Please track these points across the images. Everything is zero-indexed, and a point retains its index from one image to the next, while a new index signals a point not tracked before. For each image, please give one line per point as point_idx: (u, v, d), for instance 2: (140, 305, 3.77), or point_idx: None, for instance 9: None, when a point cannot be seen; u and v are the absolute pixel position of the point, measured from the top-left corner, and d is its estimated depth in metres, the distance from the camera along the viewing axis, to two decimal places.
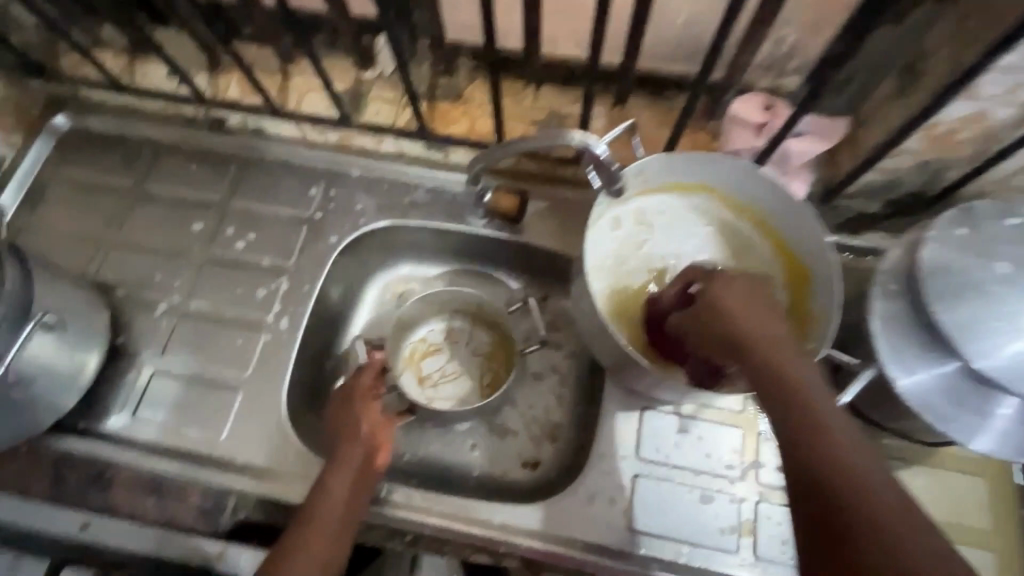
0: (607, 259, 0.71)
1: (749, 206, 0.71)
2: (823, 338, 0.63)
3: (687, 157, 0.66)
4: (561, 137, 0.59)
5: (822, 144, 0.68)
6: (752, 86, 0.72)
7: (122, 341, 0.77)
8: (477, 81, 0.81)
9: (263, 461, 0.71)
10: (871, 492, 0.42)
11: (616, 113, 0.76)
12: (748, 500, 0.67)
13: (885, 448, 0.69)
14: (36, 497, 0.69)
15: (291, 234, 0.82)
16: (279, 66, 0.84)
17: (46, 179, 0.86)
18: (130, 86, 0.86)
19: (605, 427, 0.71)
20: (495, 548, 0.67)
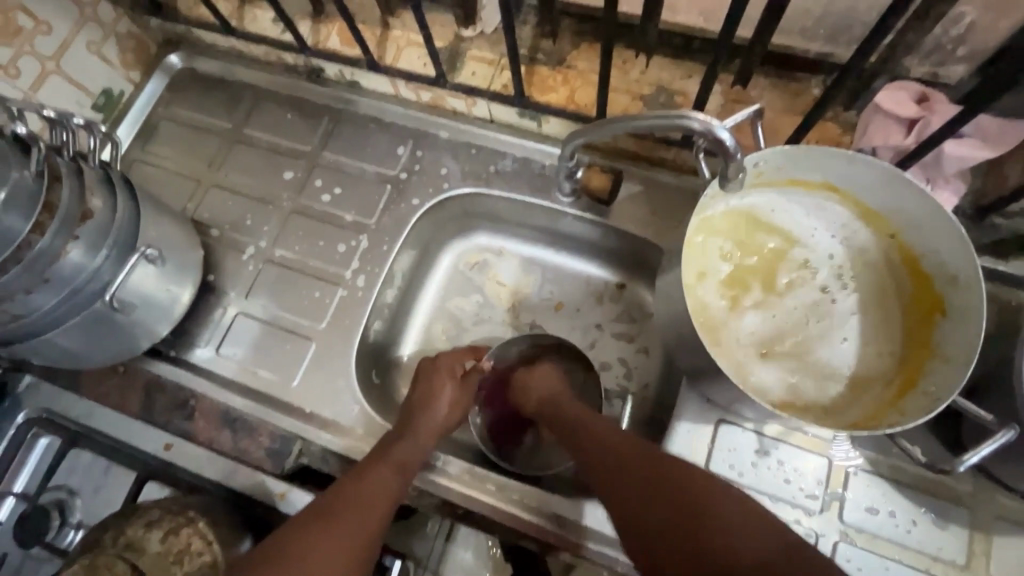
0: (707, 259, 0.64)
1: (879, 215, 0.63)
2: (950, 382, 0.55)
3: (817, 152, 0.58)
4: (680, 118, 0.51)
5: (990, 150, 0.57)
6: (906, 74, 0.61)
7: (212, 279, 0.81)
8: (583, 47, 0.75)
9: (329, 412, 0.73)
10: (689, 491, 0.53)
11: (735, 93, 0.68)
12: (825, 538, 0.61)
13: (1000, 509, 0.60)
14: (129, 416, 0.74)
15: (375, 192, 0.82)
16: (379, 17, 0.81)
17: (158, 116, 0.90)
18: (238, 28, 0.85)
19: (676, 433, 0.66)
20: (543, 537, 0.66)
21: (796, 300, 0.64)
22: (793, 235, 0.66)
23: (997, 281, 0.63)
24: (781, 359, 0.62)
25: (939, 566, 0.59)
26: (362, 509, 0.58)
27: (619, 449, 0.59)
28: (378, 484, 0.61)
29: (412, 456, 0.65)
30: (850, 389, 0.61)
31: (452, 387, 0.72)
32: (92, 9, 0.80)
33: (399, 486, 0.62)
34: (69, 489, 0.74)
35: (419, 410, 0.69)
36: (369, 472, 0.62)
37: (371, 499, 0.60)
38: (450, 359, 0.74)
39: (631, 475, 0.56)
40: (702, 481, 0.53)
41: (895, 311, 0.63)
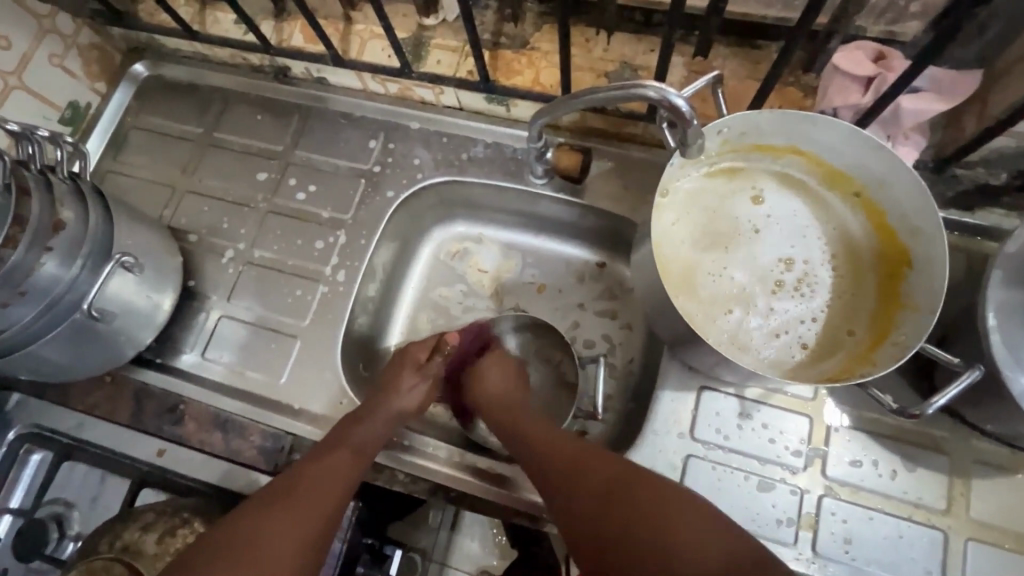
0: (683, 229, 0.65)
1: (843, 174, 0.64)
2: (919, 330, 0.56)
3: (778, 114, 0.59)
4: (636, 88, 0.52)
5: (946, 102, 0.58)
6: (861, 34, 0.62)
7: (193, 284, 0.81)
8: (545, 28, 0.76)
9: (319, 407, 0.74)
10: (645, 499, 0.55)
11: (697, 64, 0.69)
12: (810, 493, 0.62)
13: (976, 452, 0.62)
14: (119, 426, 0.75)
15: (350, 188, 0.82)
16: (341, 11, 0.80)
17: (128, 125, 0.90)
18: (201, 32, 0.85)
19: (660, 402, 0.67)
20: (536, 514, 0.68)
21: (771, 264, 0.64)
22: (765, 200, 0.66)
23: (964, 232, 0.64)
24: (758, 324, 0.63)
25: (920, 513, 0.61)
26: (317, 494, 0.58)
27: (573, 459, 0.59)
28: (333, 469, 0.61)
29: (368, 441, 0.64)
30: (826, 350, 0.62)
31: (412, 377, 0.71)
32: (51, 21, 0.80)
33: (354, 469, 0.62)
34: (65, 501, 0.75)
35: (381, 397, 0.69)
36: (325, 458, 0.62)
37: (326, 484, 0.60)
38: (417, 350, 0.74)
39: (595, 490, 0.56)
40: (662, 488, 0.54)
41: (866, 271, 0.64)
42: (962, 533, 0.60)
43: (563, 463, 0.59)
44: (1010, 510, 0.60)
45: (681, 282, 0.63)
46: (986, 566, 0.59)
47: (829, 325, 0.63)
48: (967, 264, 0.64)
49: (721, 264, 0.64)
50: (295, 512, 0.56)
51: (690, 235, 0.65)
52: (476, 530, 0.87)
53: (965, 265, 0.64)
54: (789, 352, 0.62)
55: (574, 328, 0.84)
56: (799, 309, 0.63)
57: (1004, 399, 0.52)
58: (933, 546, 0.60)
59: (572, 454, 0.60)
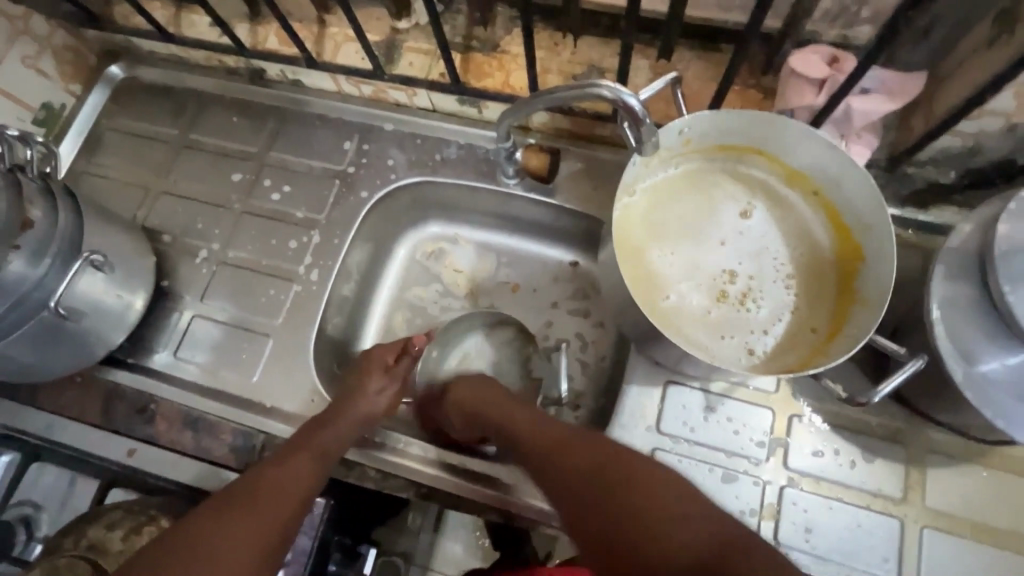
0: (649, 228, 0.66)
1: (800, 174, 0.66)
2: (866, 324, 0.58)
3: (734, 116, 0.61)
4: (593, 87, 0.54)
5: (894, 102, 0.60)
6: (816, 38, 0.64)
7: (167, 284, 0.81)
8: (515, 32, 0.77)
9: (291, 406, 0.74)
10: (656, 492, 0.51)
11: (661, 67, 0.71)
12: (773, 484, 0.64)
13: (932, 442, 0.64)
14: (90, 426, 0.74)
15: (324, 188, 0.83)
16: (315, 15, 0.82)
17: (103, 127, 0.90)
18: (175, 34, 0.85)
19: (628, 396, 0.68)
20: (504, 509, 0.68)
21: (735, 262, 0.66)
22: (731, 199, 0.68)
23: (915, 228, 0.67)
24: (718, 321, 0.65)
25: (879, 502, 0.63)
26: (279, 495, 0.58)
27: (570, 447, 0.58)
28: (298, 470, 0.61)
29: (335, 442, 0.65)
30: (782, 346, 0.64)
31: (381, 379, 0.72)
32: (24, 22, 0.80)
33: (318, 471, 0.62)
34: (34, 503, 0.74)
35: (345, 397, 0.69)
36: (288, 460, 0.61)
37: (288, 486, 0.59)
38: (383, 352, 0.74)
39: (585, 481, 0.54)
40: (647, 477, 0.52)
41: (827, 268, 0.66)
42: (918, 521, 0.62)
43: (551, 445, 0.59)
44: (965, 498, 0.62)
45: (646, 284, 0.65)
46: (942, 553, 0.61)
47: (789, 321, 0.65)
48: (921, 260, 0.66)
49: (686, 262, 0.66)
50: (256, 512, 0.56)
51: (657, 235, 0.66)
52: (458, 533, 0.91)
53: (919, 261, 0.66)
54: (748, 345, 0.64)
55: (547, 327, 0.85)
56: (759, 306, 0.65)
57: (951, 388, 0.54)
58: (891, 534, 0.61)
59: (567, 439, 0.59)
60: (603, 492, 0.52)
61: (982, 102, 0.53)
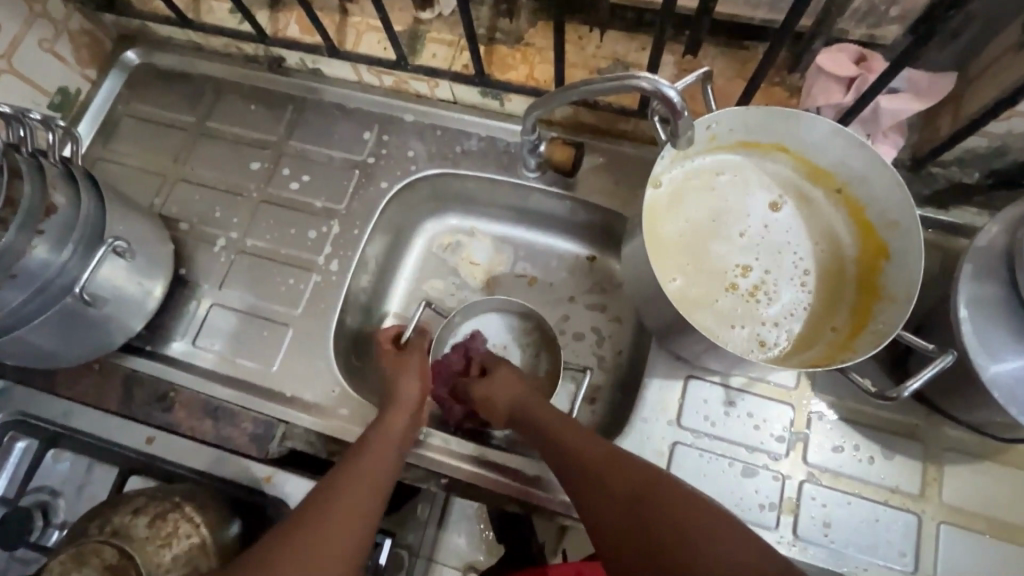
0: (673, 222, 0.66)
1: (825, 172, 0.66)
2: (895, 319, 0.59)
3: (765, 111, 0.61)
4: (630, 80, 0.54)
5: (922, 102, 0.61)
6: (843, 36, 0.65)
7: (184, 272, 0.81)
8: (539, 25, 0.77)
9: (312, 395, 0.74)
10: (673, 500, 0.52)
11: (687, 62, 0.71)
12: (792, 478, 0.64)
13: (949, 439, 0.65)
14: (108, 412, 0.74)
15: (344, 179, 0.83)
16: (337, 4, 0.81)
17: (118, 113, 0.89)
18: (195, 20, 0.84)
19: (648, 390, 0.69)
20: (526, 498, 0.69)
21: (759, 258, 0.66)
22: (756, 195, 0.68)
23: (939, 228, 0.67)
24: (737, 316, 0.65)
25: (895, 497, 0.63)
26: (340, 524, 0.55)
27: (603, 461, 0.57)
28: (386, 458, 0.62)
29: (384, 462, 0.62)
30: (801, 342, 0.65)
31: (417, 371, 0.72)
32: (42, 5, 0.79)
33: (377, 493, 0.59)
34: (51, 489, 0.74)
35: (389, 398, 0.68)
36: (343, 483, 0.59)
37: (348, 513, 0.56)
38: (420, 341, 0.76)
39: (606, 489, 0.55)
40: (665, 487, 0.53)
41: (850, 266, 0.67)
42: (934, 517, 0.63)
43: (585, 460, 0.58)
44: (979, 494, 0.63)
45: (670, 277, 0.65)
46: (957, 548, 0.62)
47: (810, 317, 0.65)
48: (942, 259, 0.66)
49: (710, 258, 0.66)
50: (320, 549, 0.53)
51: (681, 229, 0.66)
52: (462, 524, 0.88)
53: (940, 260, 0.66)
54: (765, 340, 0.64)
55: (564, 320, 0.85)
56: (780, 303, 0.65)
57: (975, 386, 0.55)
58: (908, 529, 0.62)
59: (581, 441, 0.60)
60: (615, 496, 0.54)
61: (1013, 103, 0.53)
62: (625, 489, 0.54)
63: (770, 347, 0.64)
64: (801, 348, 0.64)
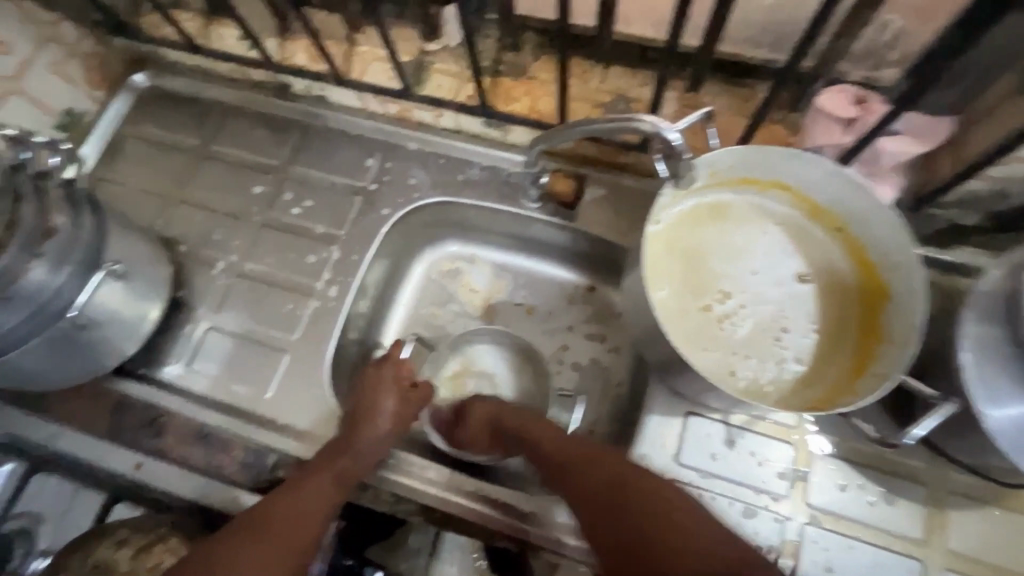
0: (670, 239, 0.67)
1: (826, 211, 0.66)
2: (897, 363, 0.58)
3: (765, 151, 0.61)
4: (633, 121, 0.54)
5: (922, 145, 0.61)
6: (842, 78, 0.66)
7: (182, 294, 0.81)
8: (543, 58, 0.78)
9: (306, 424, 0.73)
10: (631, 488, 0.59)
11: (689, 99, 0.72)
12: (794, 521, 0.63)
13: (953, 484, 0.63)
14: (98, 437, 0.73)
15: (345, 205, 0.83)
16: (345, 34, 0.82)
17: (123, 134, 0.90)
18: (204, 46, 0.86)
19: (648, 425, 0.68)
20: (521, 536, 0.67)
21: (750, 297, 0.66)
22: (760, 240, 0.68)
23: (938, 268, 0.67)
24: (706, 337, 0.64)
25: (899, 542, 0.62)
26: (296, 517, 0.60)
27: (594, 462, 0.62)
28: (316, 497, 0.62)
29: (352, 468, 0.65)
30: (772, 381, 0.64)
31: (392, 386, 0.70)
32: (53, 29, 0.80)
33: (337, 495, 0.63)
34: (33, 515, 0.72)
35: (364, 417, 0.67)
36: (309, 483, 0.62)
37: (308, 508, 0.61)
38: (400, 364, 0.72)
39: (617, 517, 0.58)
40: (675, 507, 0.57)
41: (848, 317, 0.66)
42: (938, 563, 0.61)
43: (609, 489, 0.59)
44: (985, 541, 0.62)
45: (660, 288, 0.65)
46: None
47: (790, 362, 0.64)
48: (941, 299, 0.66)
49: (695, 284, 0.66)
50: (277, 536, 0.58)
51: (675, 249, 0.66)
52: (456, 557, 0.74)
53: (939, 300, 0.66)
54: (733, 365, 0.64)
55: (562, 351, 0.85)
56: (755, 337, 0.65)
57: (977, 431, 0.54)
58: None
59: (612, 467, 0.61)
60: (619, 497, 0.58)
61: (1011, 149, 0.54)
62: (640, 502, 0.57)
63: (743, 383, 0.63)
64: (801, 390, 0.63)
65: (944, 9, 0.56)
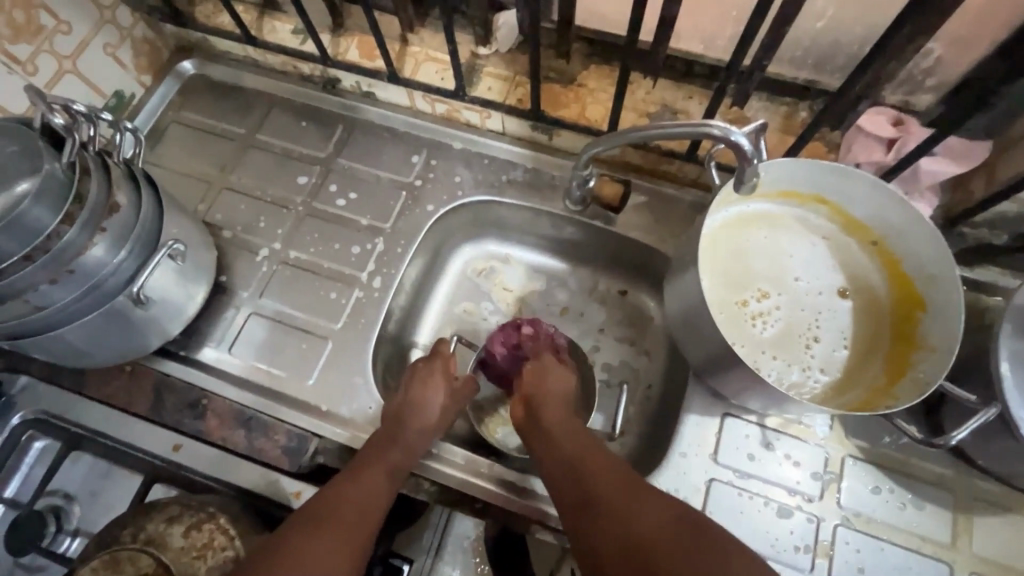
0: (717, 236, 0.70)
1: (863, 225, 0.70)
2: (936, 369, 0.61)
3: (812, 165, 0.64)
4: (698, 128, 0.57)
5: (958, 166, 0.65)
6: (882, 101, 0.69)
7: (224, 279, 0.81)
8: (592, 67, 0.81)
9: (347, 411, 0.74)
10: (616, 475, 0.59)
11: (733, 113, 0.75)
12: (827, 521, 0.65)
13: (978, 491, 0.66)
14: (138, 417, 0.73)
15: (389, 199, 0.85)
16: (399, 33, 0.84)
17: (168, 119, 0.91)
18: (257, 38, 0.87)
19: (686, 424, 0.70)
20: (565, 530, 0.68)
21: (789, 301, 0.69)
22: (799, 248, 0.71)
23: (967, 285, 0.71)
24: (739, 330, 0.67)
25: (927, 546, 0.64)
26: (355, 507, 0.60)
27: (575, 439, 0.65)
28: (371, 488, 0.62)
29: (401, 460, 0.66)
30: (792, 382, 0.67)
31: (439, 382, 0.73)
32: (111, 12, 0.81)
33: (389, 486, 0.64)
34: (65, 493, 0.72)
35: (411, 409, 0.69)
36: (360, 475, 0.63)
37: (364, 497, 0.61)
38: (444, 361, 0.75)
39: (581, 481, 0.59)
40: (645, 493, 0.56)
41: (882, 328, 0.69)
42: (965, 567, 0.64)
43: (578, 452, 0.62)
44: (1008, 547, 0.64)
45: (704, 282, 0.68)
46: None
47: (825, 369, 0.67)
48: (967, 314, 0.70)
49: (736, 281, 0.69)
50: (339, 526, 0.57)
51: (721, 245, 0.70)
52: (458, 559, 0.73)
53: (967, 315, 0.70)
54: (760, 362, 0.66)
55: (594, 351, 0.87)
56: (786, 338, 0.68)
57: (1011, 438, 0.57)
58: None
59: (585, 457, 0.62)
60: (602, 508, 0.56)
61: None
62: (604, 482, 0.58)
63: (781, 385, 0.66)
64: (835, 393, 0.66)
65: (985, 40, 0.60)
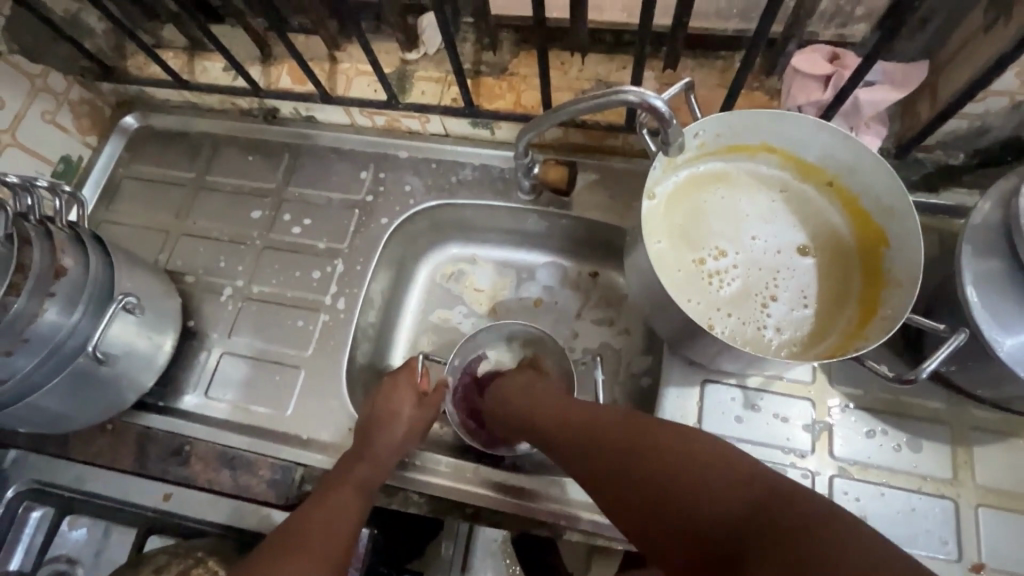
0: (665, 198, 0.69)
1: (814, 167, 0.68)
2: (902, 303, 0.59)
3: (748, 116, 0.62)
4: (617, 95, 0.56)
5: (899, 92, 0.63)
6: (813, 39, 0.68)
7: (193, 324, 0.81)
8: (521, 55, 0.80)
9: (328, 436, 0.74)
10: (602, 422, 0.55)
11: (667, 77, 0.73)
12: (821, 474, 0.64)
13: (973, 419, 0.64)
14: (126, 472, 0.73)
15: (343, 218, 0.84)
16: (327, 53, 0.84)
17: (119, 176, 0.92)
18: (191, 81, 0.87)
19: (666, 397, 0.68)
20: (556, 520, 0.67)
21: (751, 259, 0.67)
22: (754, 202, 0.70)
23: (931, 212, 0.69)
24: (695, 288, 0.65)
25: (928, 484, 0.62)
26: (327, 526, 0.60)
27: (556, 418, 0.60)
28: (344, 506, 0.62)
29: (373, 475, 0.66)
30: (753, 339, 0.64)
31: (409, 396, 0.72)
32: (43, 80, 0.82)
33: (363, 503, 0.64)
34: (67, 558, 0.72)
35: (381, 422, 0.69)
36: (332, 492, 0.63)
37: (337, 515, 0.61)
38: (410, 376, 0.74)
39: (601, 448, 0.52)
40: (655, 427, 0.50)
41: (849, 272, 0.67)
42: (971, 501, 0.61)
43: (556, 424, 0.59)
44: (1012, 472, 0.62)
45: (660, 243, 0.67)
46: (997, 531, 0.60)
47: (797, 319, 0.65)
48: (937, 242, 0.67)
49: (689, 239, 0.67)
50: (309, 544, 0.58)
51: (672, 212, 0.68)
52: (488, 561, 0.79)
53: (936, 242, 0.68)
54: (721, 321, 0.64)
55: (572, 338, 0.86)
56: (750, 297, 0.66)
57: (990, 360, 0.55)
58: (946, 516, 0.61)
59: (595, 423, 0.55)
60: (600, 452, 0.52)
61: (986, 84, 0.55)
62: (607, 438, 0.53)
63: (752, 341, 0.64)
64: (807, 344, 0.65)
65: None
